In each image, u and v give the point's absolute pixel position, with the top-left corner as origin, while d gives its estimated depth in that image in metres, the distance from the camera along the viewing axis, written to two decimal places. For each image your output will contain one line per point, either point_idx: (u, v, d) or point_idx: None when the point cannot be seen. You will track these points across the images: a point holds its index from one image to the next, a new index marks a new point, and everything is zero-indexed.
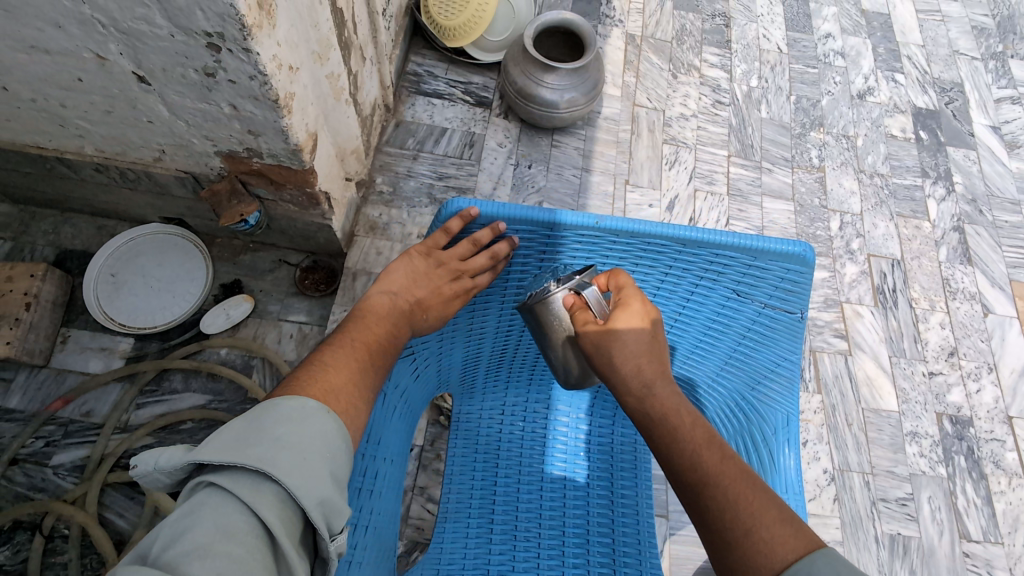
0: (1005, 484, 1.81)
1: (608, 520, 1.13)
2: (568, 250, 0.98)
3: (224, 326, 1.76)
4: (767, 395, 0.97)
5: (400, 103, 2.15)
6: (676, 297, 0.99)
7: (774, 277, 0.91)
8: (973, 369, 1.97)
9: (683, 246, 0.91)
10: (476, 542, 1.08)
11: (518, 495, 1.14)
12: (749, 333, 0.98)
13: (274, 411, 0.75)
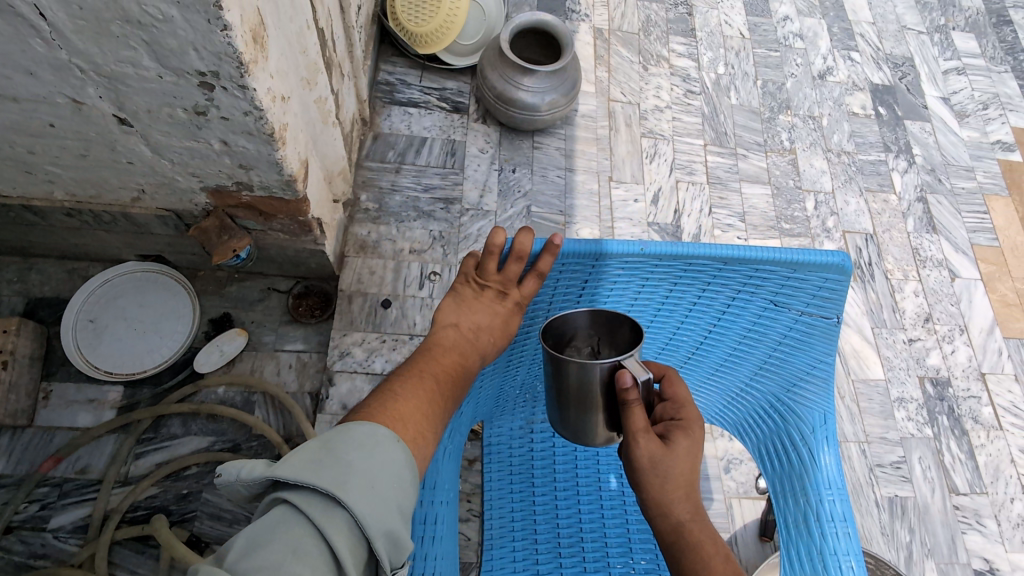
0: (984, 438, 1.89)
1: (648, 526, 1.15)
2: (611, 276, 0.98)
3: (219, 363, 1.69)
4: (803, 396, 1.05)
5: (375, 115, 2.12)
6: (713, 310, 1.01)
7: (812, 286, 0.95)
8: (947, 332, 2.04)
9: (725, 264, 0.94)
10: (524, 565, 1.08)
11: (558, 512, 1.15)
12: (786, 340, 1.02)
13: (349, 433, 0.75)
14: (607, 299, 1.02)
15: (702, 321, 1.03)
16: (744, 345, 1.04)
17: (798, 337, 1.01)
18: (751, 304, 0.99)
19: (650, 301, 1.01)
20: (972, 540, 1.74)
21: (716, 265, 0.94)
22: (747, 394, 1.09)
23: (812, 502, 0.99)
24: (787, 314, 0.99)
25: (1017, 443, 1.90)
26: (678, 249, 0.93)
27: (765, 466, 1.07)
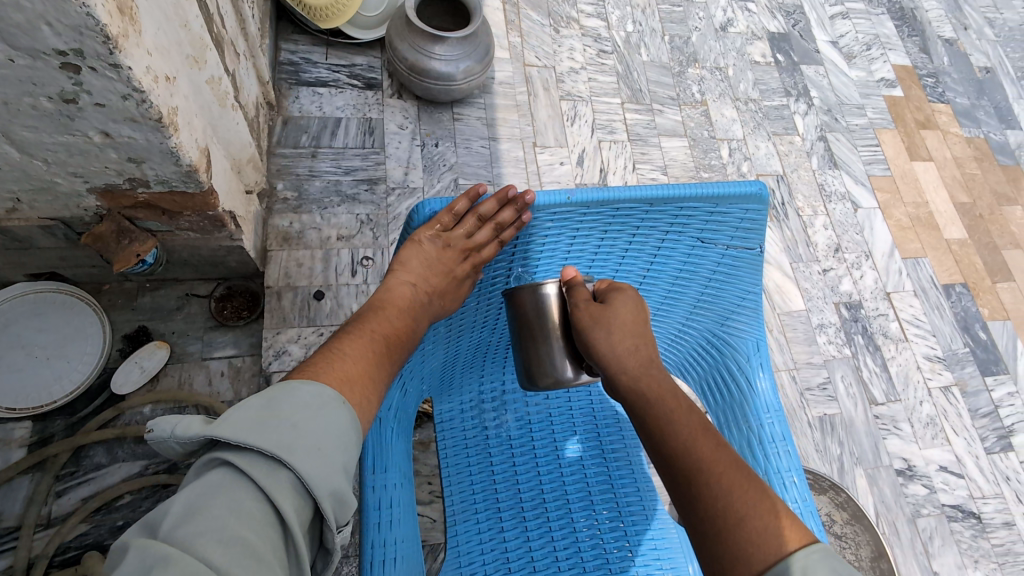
0: (894, 350, 2.08)
1: (604, 474, 1.17)
2: (541, 232, 0.97)
3: (140, 381, 1.56)
4: (737, 328, 1.10)
5: (281, 97, 1.98)
6: (644, 255, 1.03)
7: (735, 220, 0.98)
8: (854, 259, 2.21)
9: (651, 206, 0.95)
10: (490, 535, 1.07)
11: (518, 474, 1.15)
12: (715, 276, 1.06)
13: (293, 392, 0.75)
14: (539, 254, 1.01)
15: (636, 267, 1.05)
16: (677, 287, 1.07)
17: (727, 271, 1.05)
18: (679, 245, 1.01)
19: (583, 250, 1.01)
20: (892, 443, 1.92)
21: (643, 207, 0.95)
22: (684, 335, 1.14)
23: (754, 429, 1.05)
24: (713, 250, 1.02)
25: (921, 351, 2.10)
26: (605, 195, 0.92)
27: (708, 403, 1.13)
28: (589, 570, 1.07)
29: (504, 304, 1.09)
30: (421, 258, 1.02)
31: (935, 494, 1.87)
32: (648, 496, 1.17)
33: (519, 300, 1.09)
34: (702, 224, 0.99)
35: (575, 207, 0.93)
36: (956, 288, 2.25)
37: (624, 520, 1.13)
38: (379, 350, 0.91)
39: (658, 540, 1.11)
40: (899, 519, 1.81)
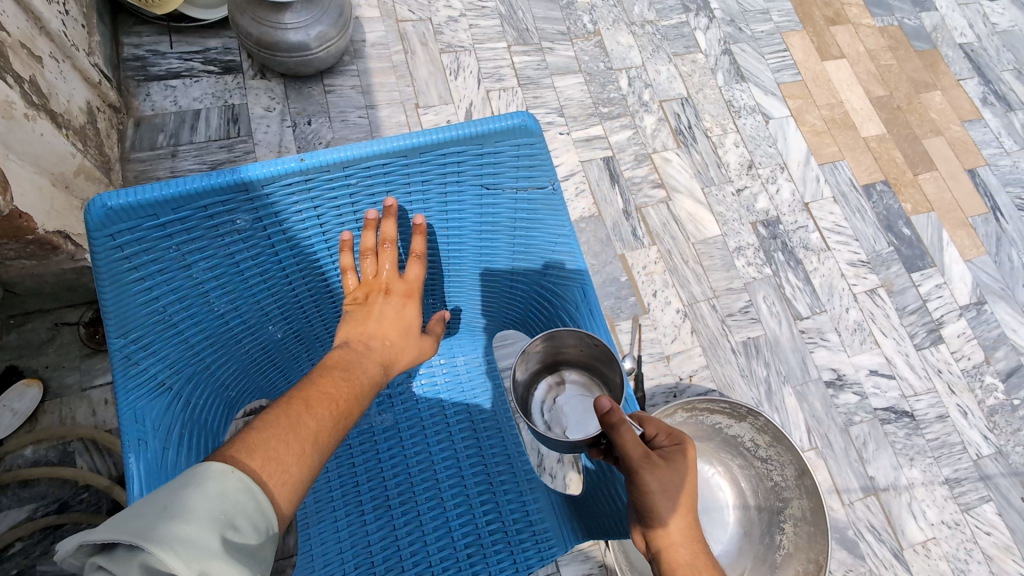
0: (817, 262, 2.02)
1: (476, 447, 1.13)
2: (288, 206, 0.89)
3: (16, 424, 1.48)
4: (560, 274, 1.02)
5: (129, 97, 1.83)
6: (433, 211, 0.96)
7: (508, 159, 0.91)
8: (769, 174, 2.13)
9: (406, 158, 0.89)
10: (349, 531, 1.03)
11: (382, 460, 1.09)
12: (517, 220, 0.98)
13: (224, 482, 0.63)
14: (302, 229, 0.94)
15: (430, 224, 0.98)
16: (485, 240, 1.01)
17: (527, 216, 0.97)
18: (462, 195, 0.95)
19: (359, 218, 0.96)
20: (820, 356, 1.89)
21: (394, 161, 0.88)
22: (513, 288, 1.08)
23: None
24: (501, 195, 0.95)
25: (844, 258, 2.04)
26: (340, 154, 0.85)
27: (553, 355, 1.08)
28: (459, 551, 1.03)
29: (291, 288, 1.01)
30: (382, 309, 0.91)
31: (867, 400, 1.85)
32: (521, 464, 1.13)
33: (309, 281, 1.02)
34: (478, 170, 0.92)
35: (312, 173, 0.86)
36: (877, 187, 2.18)
37: (495, 492, 1.09)
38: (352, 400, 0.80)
39: (531, 506, 1.08)
40: (832, 431, 1.80)
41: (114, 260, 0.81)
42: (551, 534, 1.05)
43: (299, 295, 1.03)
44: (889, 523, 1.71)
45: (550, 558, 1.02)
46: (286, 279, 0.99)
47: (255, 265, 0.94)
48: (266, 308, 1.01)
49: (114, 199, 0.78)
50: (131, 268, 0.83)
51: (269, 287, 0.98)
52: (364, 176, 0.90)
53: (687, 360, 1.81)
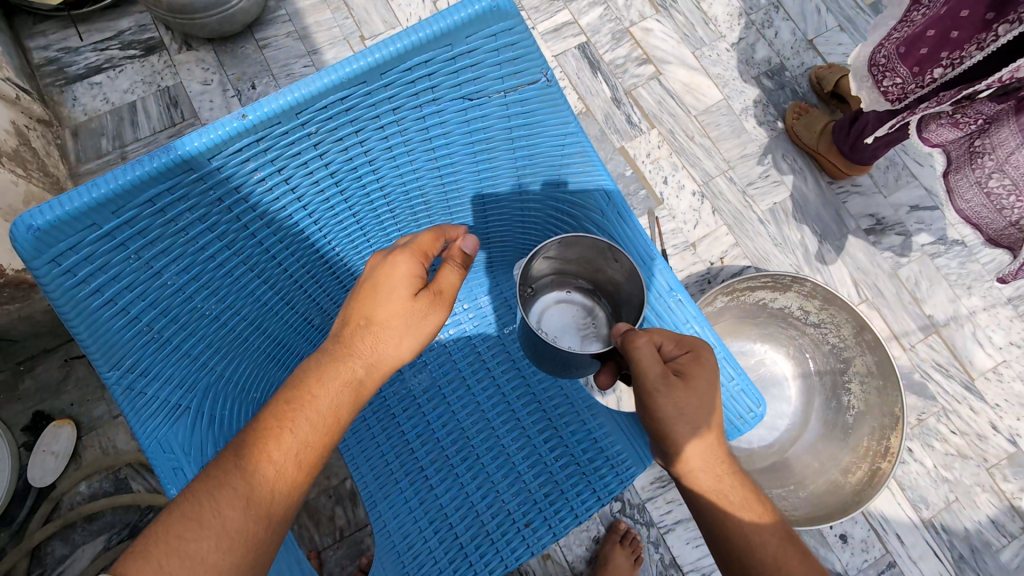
0: (833, 102, 1.82)
1: (509, 361, 1.10)
2: (245, 176, 0.69)
3: (61, 464, 1.48)
4: (571, 181, 0.86)
5: (56, 107, 1.66)
6: (411, 142, 0.78)
7: (483, 51, 0.70)
8: (763, 18, 1.87)
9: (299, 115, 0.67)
10: (446, 494, 1.01)
11: (454, 468, 1.03)
12: (513, 129, 0.81)
13: None
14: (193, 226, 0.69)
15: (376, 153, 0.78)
16: (479, 168, 0.86)
17: (528, 122, 0.80)
18: (445, 110, 0.76)
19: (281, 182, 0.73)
20: (854, 204, 1.75)
21: (312, 108, 0.67)
22: (526, 202, 0.92)
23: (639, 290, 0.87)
24: (490, 105, 0.77)
25: None
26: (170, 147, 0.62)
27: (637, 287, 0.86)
28: (561, 488, 1.00)
29: (260, 294, 0.82)
30: (415, 317, 0.76)
31: (913, 238, 1.73)
32: (576, 392, 1.09)
33: (294, 253, 0.83)
34: (454, 76, 0.72)
35: (264, 130, 0.66)
36: None
37: (557, 426, 1.05)
38: (345, 413, 0.74)
39: (598, 432, 1.04)
40: (880, 279, 1.69)
41: (69, 289, 0.63)
42: (624, 454, 1.01)
43: (292, 274, 0.86)
44: (955, 358, 1.63)
45: (630, 479, 0.98)
46: (247, 285, 0.79)
47: (234, 253, 0.75)
48: (234, 327, 0.80)
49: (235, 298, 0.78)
50: (90, 291, 0.64)
51: (257, 280, 0.80)
52: (325, 120, 0.69)
53: (714, 243, 1.70)
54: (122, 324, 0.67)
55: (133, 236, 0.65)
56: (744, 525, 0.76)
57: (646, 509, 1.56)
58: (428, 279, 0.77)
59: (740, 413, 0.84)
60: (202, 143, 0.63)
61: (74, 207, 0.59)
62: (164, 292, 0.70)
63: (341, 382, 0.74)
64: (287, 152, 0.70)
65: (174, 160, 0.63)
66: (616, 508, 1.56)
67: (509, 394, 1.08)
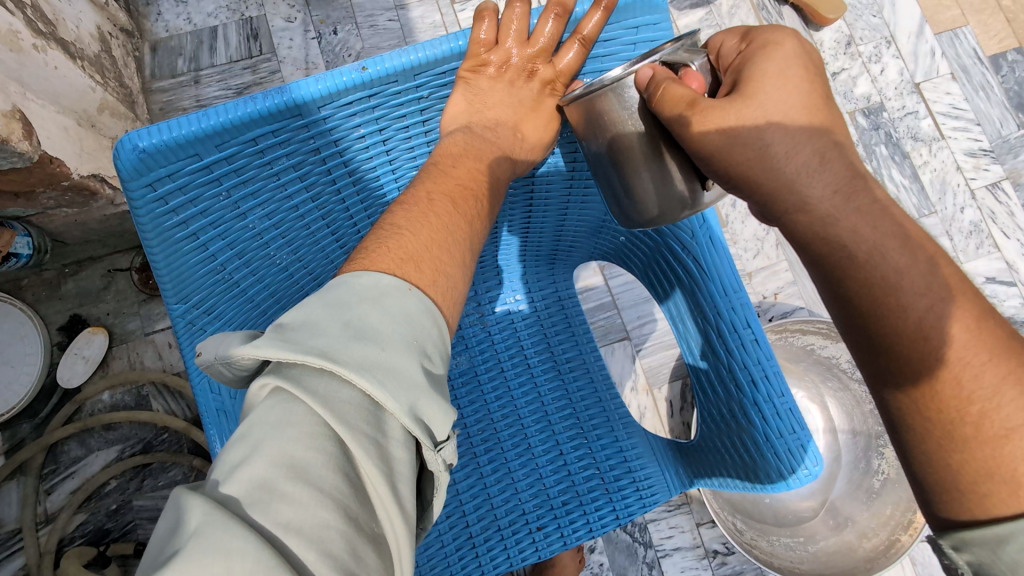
0: (927, 154, 1.71)
1: (550, 359, 1.06)
2: (347, 131, 0.68)
3: (89, 370, 1.51)
4: None
5: (140, 18, 1.66)
6: None
7: (622, 41, 0.73)
8: (871, 51, 1.75)
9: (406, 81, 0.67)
10: (467, 484, 0.97)
11: (477, 459, 0.99)
12: None
13: None
14: (286, 177, 0.66)
15: None
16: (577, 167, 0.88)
17: None
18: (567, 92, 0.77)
19: (375, 150, 0.72)
20: None
21: (430, 70, 0.68)
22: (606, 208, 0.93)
23: (713, 317, 0.81)
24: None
25: (961, 147, 1.72)
26: (285, 89, 0.61)
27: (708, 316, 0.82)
28: (584, 497, 0.97)
29: (332, 256, 0.78)
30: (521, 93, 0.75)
31: None
32: (614, 405, 1.06)
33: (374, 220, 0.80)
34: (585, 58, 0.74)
35: (378, 86, 0.65)
36: (1008, 57, 1.79)
37: (587, 435, 1.02)
38: (485, 189, 0.71)
39: (628, 451, 1.01)
40: None
41: (158, 215, 0.61)
42: (653, 480, 0.98)
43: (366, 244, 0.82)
44: None
45: (653, 505, 0.95)
46: (322, 244, 0.76)
47: (319, 210, 0.72)
48: (302, 285, 0.77)
49: (306, 252, 0.75)
50: (177, 220, 0.62)
51: (333, 242, 0.77)
52: (437, 86, 0.71)
53: (771, 277, 1.63)
54: (200, 257, 0.65)
55: (229, 173, 0.63)
56: (948, 373, 0.56)
57: (647, 529, 1.53)
58: (538, 42, 0.73)
59: (796, 468, 0.77)
60: (316, 90, 0.62)
61: (183, 134, 0.58)
62: (243, 235, 0.67)
63: (467, 190, 0.68)
64: (393, 113, 0.69)
65: (286, 103, 0.61)
66: None
67: (548, 392, 1.04)
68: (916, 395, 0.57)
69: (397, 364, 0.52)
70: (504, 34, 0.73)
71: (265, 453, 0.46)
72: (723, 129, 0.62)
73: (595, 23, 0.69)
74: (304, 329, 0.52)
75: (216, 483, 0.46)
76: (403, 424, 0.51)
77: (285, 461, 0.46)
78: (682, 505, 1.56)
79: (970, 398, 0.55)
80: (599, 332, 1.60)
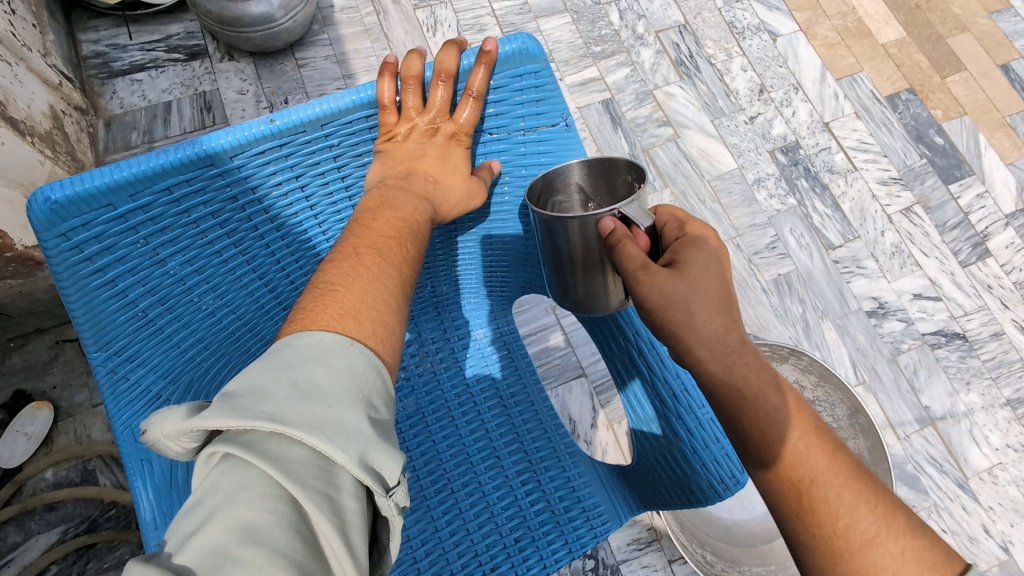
0: (844, 185, 1.86)
1: (496, 396, 1.09)
2: (264, 179, 0.73)
3: (31, 447, 1.44)
4: None
5: (95, 97, 1.72)
6: None
7: (509, 92, 0.81)
8: (782, 97, 1.94)
9: (316, 131, 0.73)
10: (416, 526, 0.95)
11: (427, 501, 0.98)
12: (531, 164, 0.89)
13: None
14: (203, 221, 0.70)
15: None
16: (492, 211, 0.95)
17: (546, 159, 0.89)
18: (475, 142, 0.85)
19: (291, 195, 0.76)
20: (858, 285, 1.75)
21: (337, 120, 0.75)
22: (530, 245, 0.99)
23: (632, 337, 0.87)
24: (510, 142, 0.86)
25: (873, 177, 1.88)
26: (196, 142, 0.66)
27: (629, 337, 0.88)
28: (536, 531, 0.97)
29: (260, 300, 0.81)
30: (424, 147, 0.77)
31: (914, 325, 1.72)
32: (560, 436, 1.08)
33: (301, 263, 0.84)
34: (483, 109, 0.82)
35: (288, 136, 0.71)
36: (903, 97, 1.99)
37: (536, 469, 1.02)
38: (411, 236, 0.74)
39: (576, 480, 1.02)
40: (878, 362, 1.67)
41: (74, 264, 0.64)
42: (602, 508, 0.99)
43: (297, 287, 0.85)
44: (950, 454, 1.60)
45: (605, 534, 0.96)
46: (249, 288, 0.79)
47: (242, 255, 0.76)
48: (231, 329, 0.80)
49: (231, 292, 0.77)
50: (94, 268, 0.65)
51: (261, 286, 0.81)
52: (347, 134, 0.77)
53: None
54: (120, 304, 0.68)
55: (145, 222, 0.66)
56: (814, 493, 0.65)
57: (620, 571, 1.47)
58: (432, 110, 0.77)
59: (723, 477, 0.81)
60: (227, 141, 0.68)
61: (96, 186, 0.62)
62: (164, 280, 0.70)
63: (392, 240, 0.71)
64: (307, 161, 0.74)
65: (198, 154, 0.66)
66: (590, 566, 1.47)
67: (496, 429, 1.05)
68: (809, 516, 0.64)
69: (345, 418, 0.53)
70: (404, 107, 0.77)
71: (217, 521, 0.46)
72: (665, 296, 0.67)
73: (481, 78, 0.76)
74: (250, 395, 0.52)
75: (168, 556, 0.46)
76: (353, 474, 0.52)
77: (234, 527, 0.45)
78: (652, 543, 1.51)
79: (840, 515, 0.63)
80: (555, 371, 1.63)
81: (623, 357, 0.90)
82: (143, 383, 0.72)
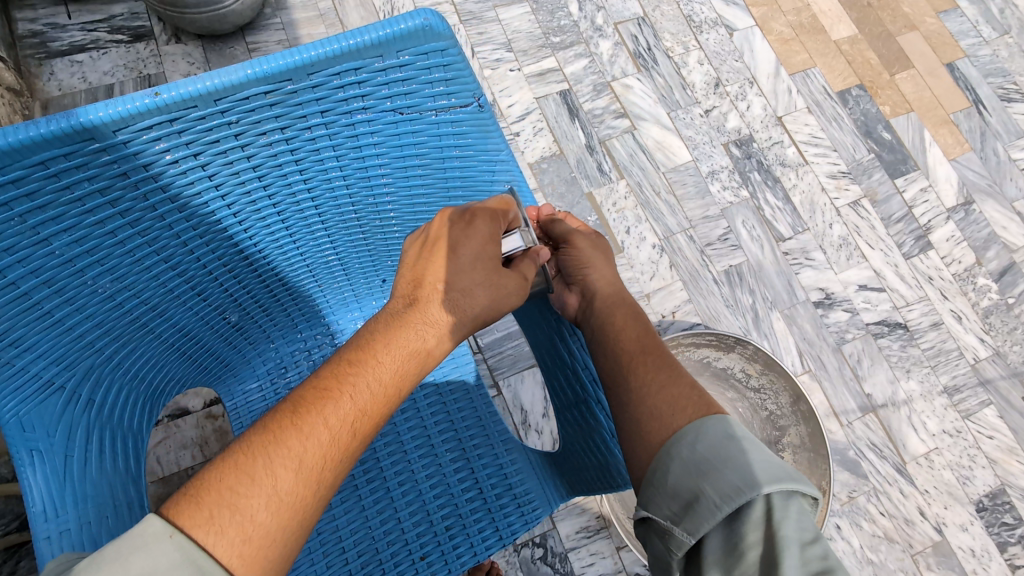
0: (795, 178, 1.90)
1: (433, 388, 1.05)
2: (156, 155, 0.67)
3: None
4: None
5: (31, 78, 1.65)
6: (349, 164, 0.80)
7: (417, 71, 0.73)
8: (737, 91, 1.97)
9: (210, 105, 0.66)
10: (349, 518, 0.94)
11: (358, 494, 0.96)
12: (445, 149, 0.82)
13: None
14: (89, 199, 0.66)
15: (314, 157, 0.77)
16: (413, 202, 0.88)
17: (460, 141, 0.82)
18: (378, 122, 0.77)
19: (191, 173, 0.71)
20: (806, 276, 1.79)
21: (232, 96, 0.66)
22: None
23: (559, 325, 0.90)
24: (423, 123, 0.78)
25: (823, 171, 1.92)
26: (70, 112, 0.60)
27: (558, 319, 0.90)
28: (468, 521, 0.97)
29: (167, 283, 0.78)
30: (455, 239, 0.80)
31: (858, 316, 1.77)
32: (495, 425, 1.05)
33: (214, 248, 0.80)
34: (386, 87, 0.74)
35: (176, 110, 0.65)
36: (853, 92, 2.04)
37: (469, 457, 1.01)
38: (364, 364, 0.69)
39: (509, 468, 1.01)
40: (823, 352, 1.72)
41: None
42: (532, 493, 0.99)
43: (210, 270, 0.82)
44: (890, 440, 1.65)
45: (535, 520, 0.97)
46: (153, 272, 0.76)
47: (141, 237, 0.72)
48: (136, 314, 0.77)
49: (130, 275, 0.74)
50: None
51: (169, 271, 0.78)
52: (245, 111, 0.68)
53: (668, 296, 1.72)
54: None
55: (20, 199, 0.61)
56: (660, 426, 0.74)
57: (568, 559, 1.49)
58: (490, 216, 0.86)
59: None
60: (108, 114, 0.62)
61: None
62: (50, 262, 0.67)
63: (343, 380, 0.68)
64: (204, 139, 0.68)
65: (74, 127, 0.60)
66: (538, 554, 1.48)
67: (431, 420, 1.03)
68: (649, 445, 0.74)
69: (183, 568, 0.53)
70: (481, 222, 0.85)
71: None
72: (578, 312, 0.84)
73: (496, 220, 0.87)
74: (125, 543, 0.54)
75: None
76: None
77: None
78: (601, 531, 1.52)
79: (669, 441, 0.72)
80: (508, 361, 1.63)
81: (548, 347, 0.95)
82: (30, 370, 0.69)
